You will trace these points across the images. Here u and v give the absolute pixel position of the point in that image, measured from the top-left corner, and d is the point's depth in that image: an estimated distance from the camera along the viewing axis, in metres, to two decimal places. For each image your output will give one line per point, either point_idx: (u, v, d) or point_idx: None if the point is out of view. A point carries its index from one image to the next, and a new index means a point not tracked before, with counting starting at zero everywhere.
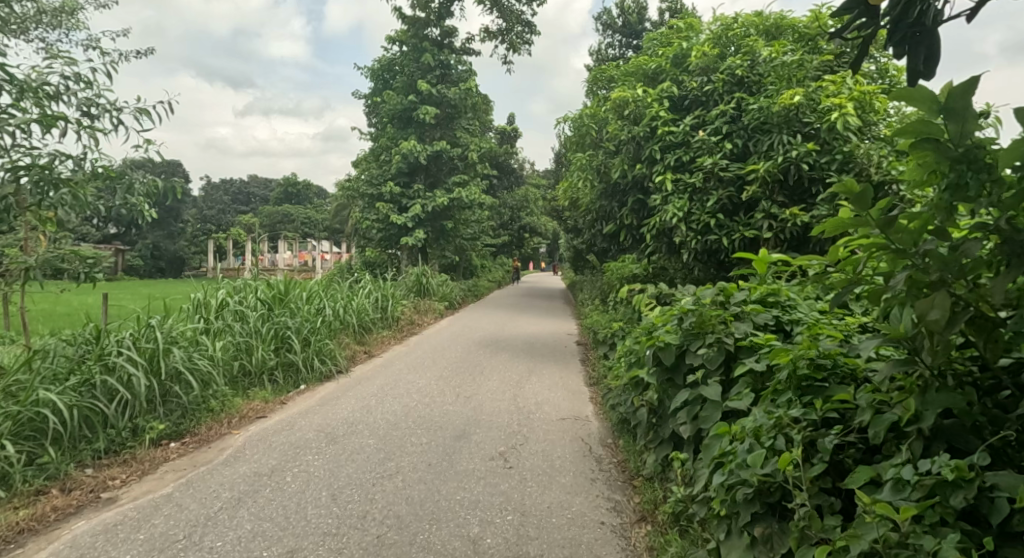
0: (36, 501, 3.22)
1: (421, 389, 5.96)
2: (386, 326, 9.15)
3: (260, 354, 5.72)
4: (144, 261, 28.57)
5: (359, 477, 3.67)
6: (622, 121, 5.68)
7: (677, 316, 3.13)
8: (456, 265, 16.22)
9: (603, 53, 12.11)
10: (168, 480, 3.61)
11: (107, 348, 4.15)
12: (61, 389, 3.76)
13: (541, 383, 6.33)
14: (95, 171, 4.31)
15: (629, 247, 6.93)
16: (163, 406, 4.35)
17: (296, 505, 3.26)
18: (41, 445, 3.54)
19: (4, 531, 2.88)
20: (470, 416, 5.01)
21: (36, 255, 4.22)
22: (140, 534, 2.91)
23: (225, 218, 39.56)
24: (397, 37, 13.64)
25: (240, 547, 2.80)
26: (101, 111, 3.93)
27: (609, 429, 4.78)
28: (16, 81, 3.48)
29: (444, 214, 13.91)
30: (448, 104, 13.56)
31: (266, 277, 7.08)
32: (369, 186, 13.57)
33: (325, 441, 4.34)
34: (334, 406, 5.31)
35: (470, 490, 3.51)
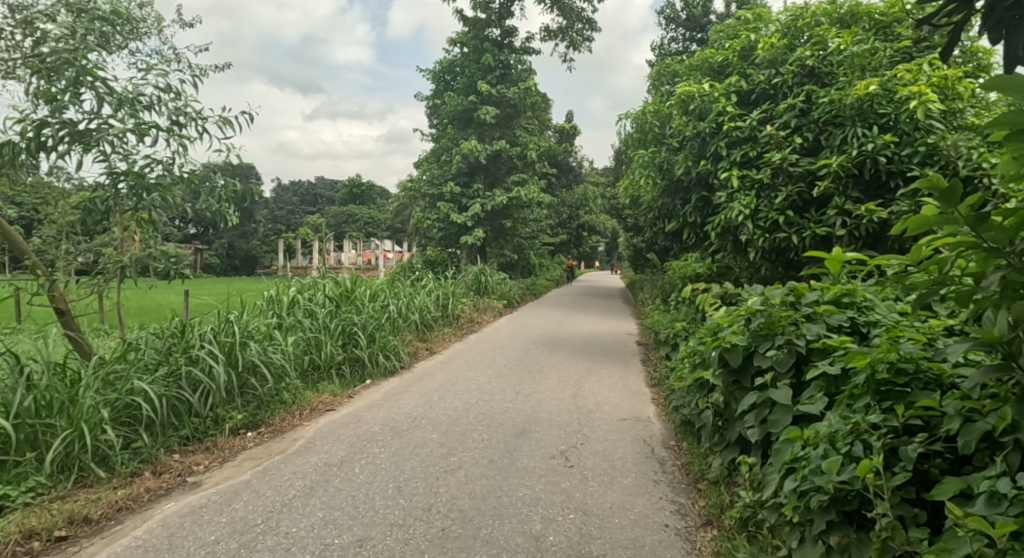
0: (131, 482, 3.46)
1: (482, 386, 6.04)
2: (447, 324, 9.31)
3: (329, 349, 5.95)
4: (221, 260, 30.11)
5: (423, 470, 3.77)
6: (687, 117, 5.56)
7: (744, 317, 3.05)
8: (514, 263, 16.32)
9: (666, 49, 11.89)
10: (246, 467, 3.82)
11: (191, 341, 4.42)
12: (152, 379, 4.02)
13: (601, 382, 6.30)
14: (182, 175, 4.58)
15: (692, 246, 6.80)
16: (241, 397, 4.60)
17: (364, 496, 3.37)
18: (136, 430, 3.80)
19: (105, 509, 3.09)
20: (531, 414, 5.05)
21: (130, 254, 4.55)
22: (223, 517, 3.09)
23: (294, 218, 41.24)
24: (458, 39, 13.83)
25: (314, 533, 2.94)
26: (189, 119, 4.18)
27: (672, 431, 4.70)
28: (116, 93, 3.76)
29: (503, 213, 14.01)
30: (508, 104, 13.64)
31: (334, 275, 7.35)
32: (430, 186, 13.86)
33: (390, 435, 4.48)
34: (398, 401, 5.46)
35: (531, 488, 3.54)
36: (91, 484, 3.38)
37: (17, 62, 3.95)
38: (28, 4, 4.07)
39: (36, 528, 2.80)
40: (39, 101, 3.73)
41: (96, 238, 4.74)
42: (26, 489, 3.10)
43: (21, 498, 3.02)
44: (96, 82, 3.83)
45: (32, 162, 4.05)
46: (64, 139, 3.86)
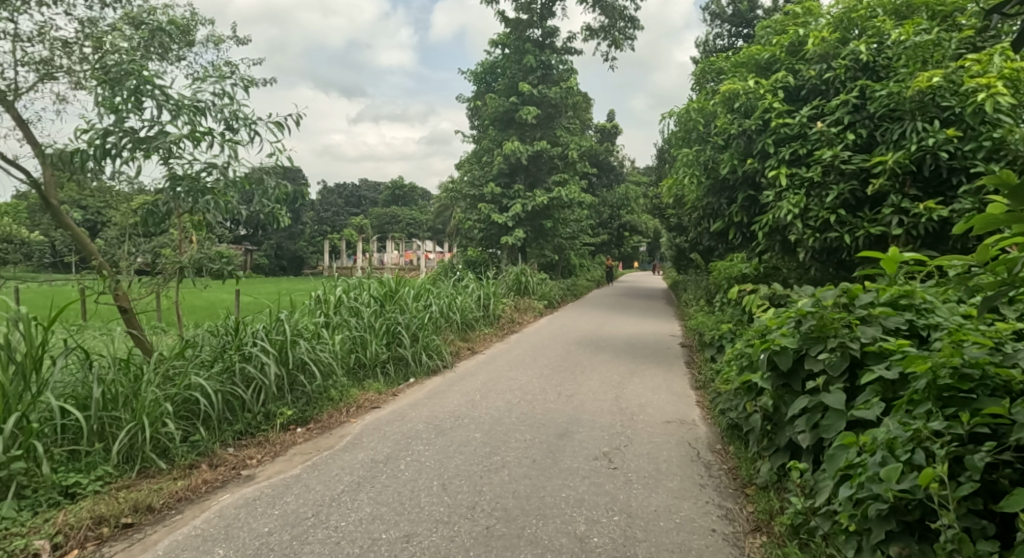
0: (190, 473, 3.60)
1: (524, 386, 6.06)
2: (488, 324, 9.37)
3: (374, 348, 6.07)
4: (269, 260, 31.07)
5: (466, 468, 3.81)
6: (733, 114, 5.45)
7: (794, 319, 2.97)
8: (555, 264, 16.30)
9: (711, 45, 11.67)
10: (296, 461, 3.94)
11: (243, 339, 4.59)
12: (208, 375, 4.19)
13: (643, 384, 6.23)
14: (235, 179, 4.75)
15: (738, 246, 6.66)
16: (291, 393, 4.74)
17: (410, 492, 3.43)
18: (194, 424, 3.95)
19: (167, 498, 3.22)
20: (573, 415, 5.04)
21: (187, 255, 4.76)
22: (276, 510, 3.19)
23: (338, 219, 42.20)
24: (499, 40, 13.89)
25: (362, 528, 3.00)
26: (242, 124, 4.33)
27: (718, 434, 4.62)
28: (174, 101, 3.93)
29: (544, 214, 14.00)
30: (550, 104, 13.61)
31: (378, 275, 7.49)
32: (471, 187, 13.97)
33: (434, 433, 4.54)
34: (441, 399, 5.53)
35: (575, 488, 3.54)
36: (153, 475, 3.53)
37: (85, 73, 4.17)
38: (94, 19, 4.28)
39: (105, 514, 2.94)
40: (104, 111, 3.92)
41: (155, 239, 4.96)
42: (95, 477, 3.26)
43: (90, 486, 3.18)
44: (156, 90, 4.00)
45: (99, 168, 4.27)
46: (127, 146, 4.05)
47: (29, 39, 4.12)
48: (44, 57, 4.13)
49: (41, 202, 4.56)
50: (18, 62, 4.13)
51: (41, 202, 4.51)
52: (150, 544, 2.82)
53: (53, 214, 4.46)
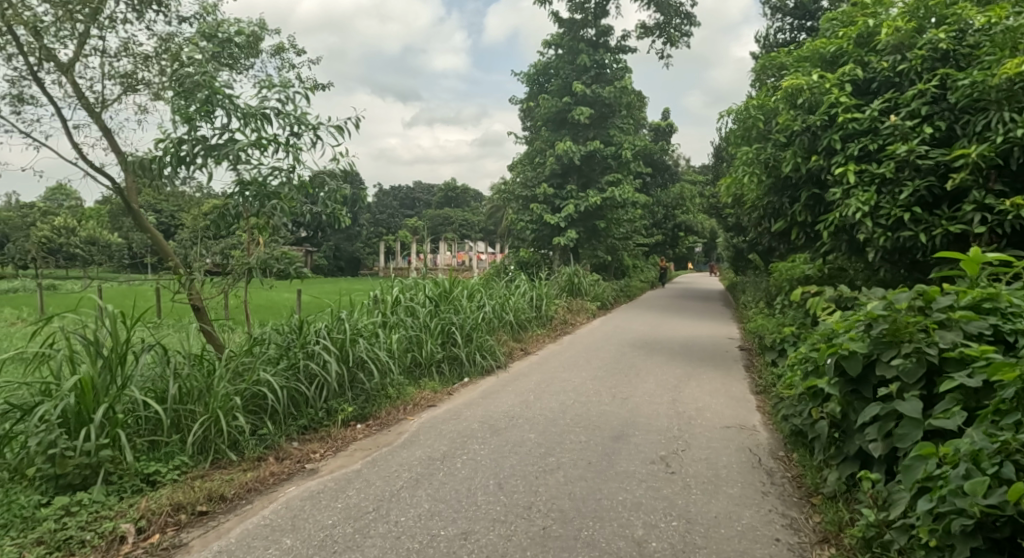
0: (258, 465, 3.76)
1: (578, 387, 6.03)
2: (541, 325, 9.38)
3: (429, 347, 6.18)
4: (328, 260, 32.07)
5: (522, 468, 3.82)
6: (796, 110, 5.26)
7: (863, 322, 2.85)
8: (608, 265, 16.15)
9: (772, 39, 11.31)
10: (357, 457, 4.05)
11: (307, 337, 4.75)
12: (275, 371, 4.36)
13: (700, 387, 6.11)
14: (299, 181, 4.91)
15: (801, 246, 6.43)
16: (351, 390, 4.88)
17: (467, 491, 3.47)
18: (261, 419, 4.13)
19: (238, 489, 3.38)
20: (629, 418, 4.98)
21: (255, 256, 4.97)
22: (339, 503, 3.29)
23: (393, 221, 43.12)
24: (552, 41, 13.90)
25: (421, 523, 3.06)
26: (305, 129, 4.47)
27: (781, 441, 4.47)
28: (242, 110, 4.11)
29: (597, 214, 13.90)
30: (603, 103, 13.51)
31: (433, 276, 7.62)
32: (524, 188, 14.02)
33: (489, 432, 4.58)
34: (496, 399, 5.57)
35: (632, 492, 3.50)
36: (225, 466, 3.70)
37: (163, 85, 4.41)
38: (171, 34, 4.53)
39: (182, 502, 3.10)
40: (179, 120, 4.15)
41: (225, 241, 5.20)
42: (173, 466, 3.45)
43: (169, 474, 3.36)
44: (225, 100, 4.20)
45: (175, 174, 4.51)
46: (200, 154, 4.27)
47: (115, 55, 4.41)
48: (127, 71, 4.40)
49: (124, 206, 4.85)
50: (105, 76, 4.42)
51: (124, 206, 4.79)
52: (223, 531, 2.96)
53: (135, 218, 4.74)
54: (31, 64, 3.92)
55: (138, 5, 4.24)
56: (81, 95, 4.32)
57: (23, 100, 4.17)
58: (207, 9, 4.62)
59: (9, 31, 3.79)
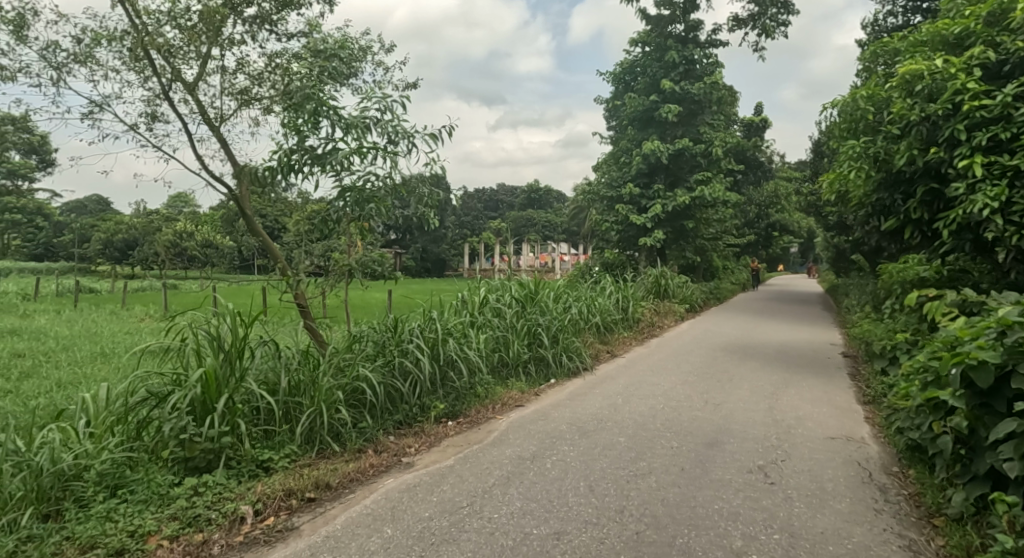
0: (359, 457, 3.95)
1: (668, 392, 5.89)
2: (627, 327, 9.23)
3: (516, 348, 6.24)
4: (415, 262, 33.07)
5: (612, 472, 3.78)
6: (912, 100, 4.88)
7: (994, 329, 2.60)
8: (696, 266, 15.65)
9: (882, 24, 10.56)
10: (450, 453, 4.17)
11: (402, 336, 4.93)
12: (373, 368, 4.56)
13: (800, 395, 5.79)
14: (396, 185, 5.10)
15: (916, 246, 5.95)
16: (443, 388, 5.02)
17: (558, 491, 3.48)
18: (361, 412, 4.33)
19: (341, 478, 3.56)
20: (723, 424, 4.80)
21: (354, 258, 5.22)
22: (434, 496, 3.40)
23: (477, 223, 43.88)
24: (640, 38, 13.67)
25: (515, 521, 3.10)
26: (402, 136, 4.64)
27: (894, 455, 4.16)
28: (345, 120, 4.34)
29: (685, 215, 13.50)
30: (692, 100, 13.11)
31: (519, 277, 7.69)
32: (609, 189, 13.85)
33: (577, 434, 4.56)
34: (583, 401, 5.54)
35: (728, 501, 3.37)
36: (330, 456, 3.92)
37: (274, 99, 4.73)
38: (280, 51, 4.85)
39: (293, 488, 3.30)
40: (290, 132, 4.43)
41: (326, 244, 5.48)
42: (284, 454, 3.68)
43: (281, 461, 3.59)
44: (331, 111, 4.44)
45: (284, 181, 4.82)
46: (307, 162, 4.53)
47: (233, 72, 4.78)
48: (243, 87, 4.75)
49: (237, 212, 5.22)
50: (224, 92, 4.79)
51: (238, 211, 5.16)
52: (330, 517, 3.13)
53: (247, 222, 5.09)
54: (164, 84, 4.33)
55: (253, 25, 4.56)
56: (204, 111, 4.71)
57: (156, 117, 4.60)
58: (313, 26, 4.90)
59: (146, 55, 4.19)
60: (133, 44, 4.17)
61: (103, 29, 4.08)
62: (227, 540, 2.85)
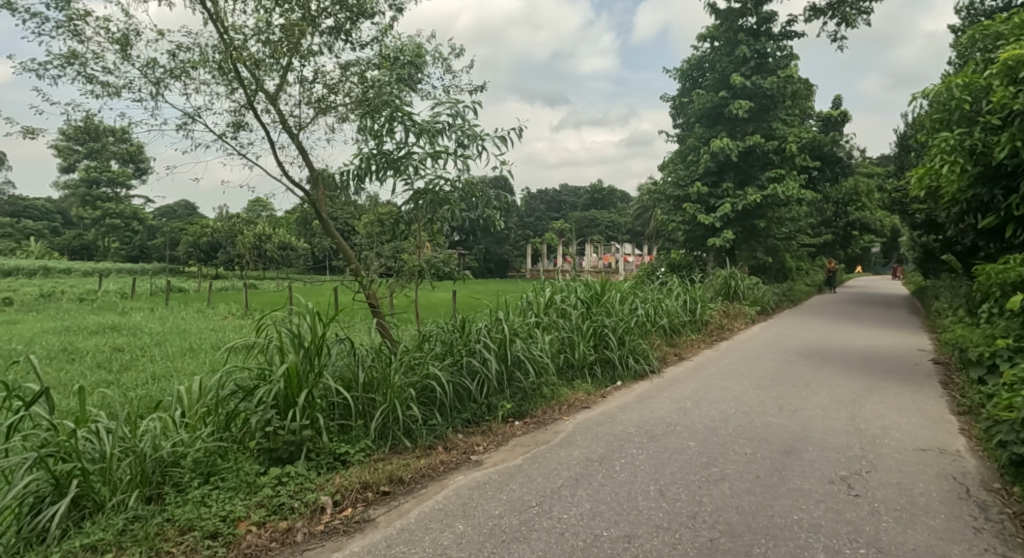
0: (430, 453, 4.05)
1: (740, 396, 5.70)
2: (695, 329, 9.01)
3: (582, 349, 6.21)
4: (478, 263, 33.45)
5: (683, 476, 3.70)
6: (1015, 87, 4.52)
7: None
8: (768, 267, 15.07)
9: (978, 8, 9.86)
10: (517, 452, 4.19)
11: (470, 336, 5.00)
12: (442, 366, 4.65)
13: (885, 404, 5.47)
14: (466, 187, 5.18)
15: (1018, 245, 5.52)
16: (510, 388, 5.06)
17: (628, 494, 3.44)
18: (432, 410, 4.42)
19: (414, 473, 3.65)
20: (800, 432, 4.61)
21: (423, 259, 5.34)
22: (503, 495, 3.43)
23: (540, 224, 43.90)
24: (708, 33, 13.32)
25: (584, 522, 3.08)
26: (472, 140, 4.71)
27: (993, 470, 3.87)
28: (418, 125, 4.45)
29: (757, 214, 13.04)
30: (765, 94, 12.65)
31: (584, 278, 7.65)
32: (675, 188, 13.57)
33: (646, 437, 4.49)
34: (651, 404, 5.45)
35: (809, 512, 3.23)
36: (402, 451, 4.03)
37: (349, 107, 4.91)
38: (355, 60, 5.02)
39: (369, 481, 3.42)
40: (365, 137, 4.59)
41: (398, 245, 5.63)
42: (360, 448, 3.82)
43: (357, 455, 3.73)
44: (404, 116, 4.55)
45: (358, 184, 5.00)
46: (380, 167, 4.68)
47: (311, 82, 4.99)
48: (321, 96, 4.96)
49: (314, 216, 5.45)
50: (303, 101, 5.02)
51: (314, 215, 5.39)
52: (404, 511, 3.22)
53: (323, 225, 5.30)
54: (250, 95, 4.58)
55: (330, 36, 4.75)
56: (285, 120, 4.95)
57: (241, 126, 4.87)
58: (386, 35, 5.05)
59: (233, 68, 4.44)
60: (223, 59, 4.44)
61: (195, 45, 4.35)
62: (309, 529, 2.99)
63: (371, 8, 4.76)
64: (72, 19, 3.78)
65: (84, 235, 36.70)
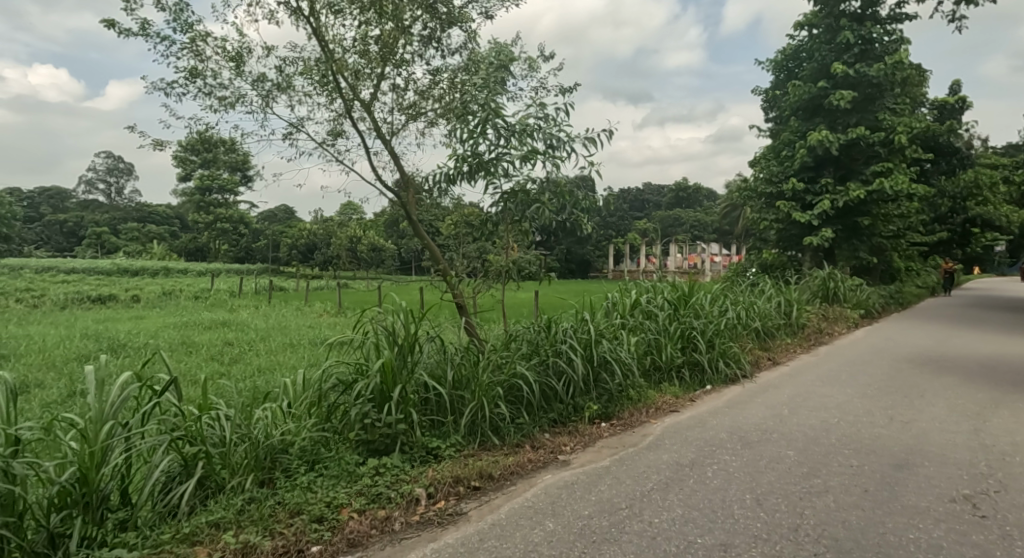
0: (517, 451, 4.08)
1: (843, 405, 5.36)
2: (791, 333, 8.56)
3: (669, 352, 6.05)
4: (560, 264, 33.40)
5: (782, 486, 3.53)
6: None
7: None
8: (873, 267, 14.06)
9: None
10: (605, 454, 4.15)
11: (556, 336, 5.01)
12: (529, 365, 4.68)
13: (1014, 418, 4.96)
14: (554, 186, 5.19)
15: None
16: (596, 389, 5.02)
17: (722, 502, 3.32)
18: (519, 409, 4.46)
19: (503, 470, 3.70)
20: (914, 445, 4.27)
21: (511, 260, 5.40)
22: (592, 496, 3.41)
23: (624, 225, 43.21)
24: (806, 21, 12.63)
25: (677, 528, 3.01)
26: (561, 142, 4.72)
27: None
28: (507, 127, 4.51)
29: (860, 210, 12.21)
30: (870, 83, 11.82)
31: (671, 279, 7.46)
32: (768, 185, 12.95)
33: (740, 444, 4.32)
34: (745, 410, 5.23)
35: (927, 531, 2.99)
36: (490, 448, 4.10)
37: (440, 112, 5.06)
38: (444, 67, 5.16)
39: (461, 476, 3.50)
40: (456, 141, 4.70)
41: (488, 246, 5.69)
42: (451, 443, 3.91)
43: (448, 450, 3.82)
44: (494, 119, 4.63)
45: (447, 187, 5.14)
46: (470, 169, 4.78)
47: (405, 88, 5.18)
48: (412, 102, 5.12)
49: (404, 218, 5.64)
50: (395, 108, 5.21)
51: (405, 218, 5.58)
52: (494, 507, 3.27)
53: (413, 228, 5.48)
54: (348, 104, 4.81)
55: (422, 45, 4.91)
56: (379, 127, 5.17)
57: (339, 134, 5.13)
58: (473, 40, 5.15)
59: (334, 79, 4.69)
60: (324, 71, 4.69)
61: (300, 59, 4.62)
62: (406, 519, 3.11)
63: (461, 14, 4.86)
64: (195, 40, 4.13)
65: (197, 238, 39.87)
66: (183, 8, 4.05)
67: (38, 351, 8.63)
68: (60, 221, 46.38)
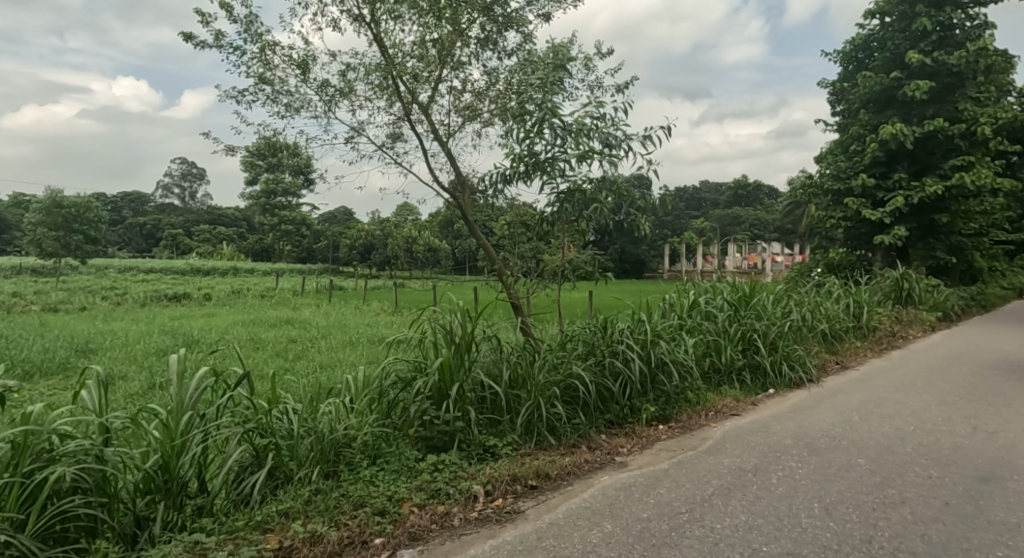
0: (574, 452, 4.06)
1: (918, 413, 5.07)
2: (861, 336, 8.16)
3: (729, 353, 5.88)
4: (615, 264, 33.04)
5: (854, 496, 3.37)
6: None
7: None
8: (951, 267, 13.24)
9: None
10: (663, 456, 4.08)
11: (613, 336, 4.95)
12: (585, 365, 4.65)
13: None
14: (611, 185, 5.13)
15: None
16: (653, 391, 4.93)
17: (789, 510, 3.20)
18: (575, 409, 4.44)
19: (560, 470, 3.70)
20: (1000, 457, 4.00)
21: (566, 260, 5.38)
22: (651, 498, 3.36)
23: (681, 224, 42.32)
24: (878, 9, 12.03)
25: (740, 534, 2.93)
26: (619, 141, 4.68)
27: None
28: (564, 126, 4.49)
29: (937, 207, 11.53)
30: (949, 72, 11.14)
31: (731, 280, 7.25)
32: (835, 181, 12.41)
33: (806, 450, 4.15)
34: (811, 415, 5.02)
35: (1017, 549, 2.79)
36: (547, 448, 4.09)
37: (496, 112, 5.09)
38: (500, 68, 5.19)
39: (518, 474, 3.52)
40: (513, 141, 4.72)
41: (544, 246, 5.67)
42: (507, 442, 3.93)
43: (505, 448, 3.85)
44: (551, 118, 4.63)
45: (503, 187, 5.17)
46: (527, 169, 4.79)
47: (462, 90, 5.23)
48: (469, 103, 5.18)
49: (460, 218, 5.70)
50: (452, 110, 5.27)
51: (461, 218, 5.64)
52: (552, 506, 3.26)
53: (470, 228, 5.53)
54: (407, 107, 4.91)
55: (479, 47, 4.95)
56: (436, 128, 5.25)
57: (398, 137, 5.24)
58: (529, 40, 5.16)
59: (393, 83, 4.79)
60: (384, 75, 4.80)
61: (361, 64, 4.75)
62: (464, 515, 3.15)
63: (518, 15, 4.88)
64: (264, 50, 4.30)
65: (263, 240, 41.60)
66: (253, 19, 4.23)
67: (121, 346, 9.19)
68: (140, 224, 49.33)
